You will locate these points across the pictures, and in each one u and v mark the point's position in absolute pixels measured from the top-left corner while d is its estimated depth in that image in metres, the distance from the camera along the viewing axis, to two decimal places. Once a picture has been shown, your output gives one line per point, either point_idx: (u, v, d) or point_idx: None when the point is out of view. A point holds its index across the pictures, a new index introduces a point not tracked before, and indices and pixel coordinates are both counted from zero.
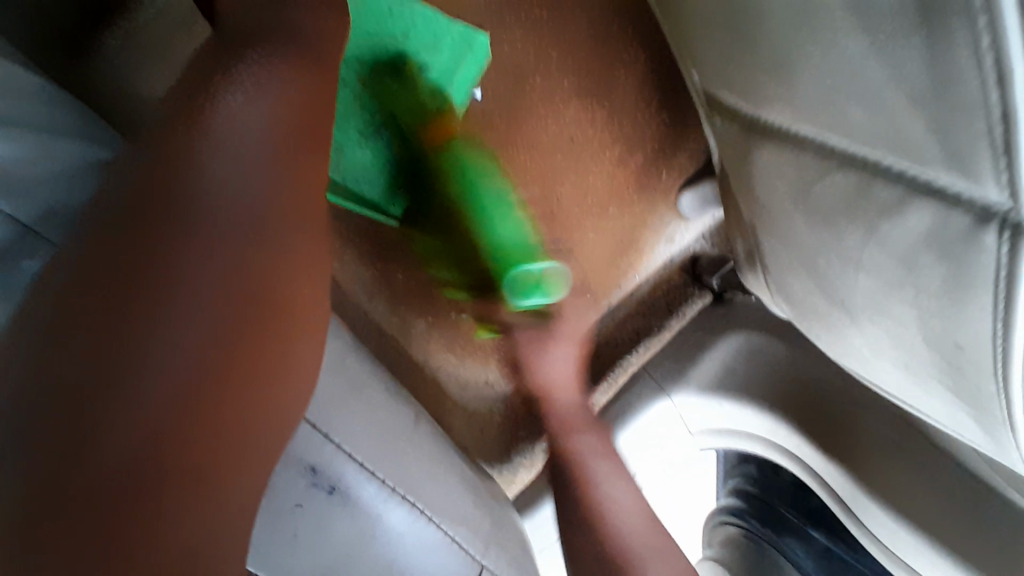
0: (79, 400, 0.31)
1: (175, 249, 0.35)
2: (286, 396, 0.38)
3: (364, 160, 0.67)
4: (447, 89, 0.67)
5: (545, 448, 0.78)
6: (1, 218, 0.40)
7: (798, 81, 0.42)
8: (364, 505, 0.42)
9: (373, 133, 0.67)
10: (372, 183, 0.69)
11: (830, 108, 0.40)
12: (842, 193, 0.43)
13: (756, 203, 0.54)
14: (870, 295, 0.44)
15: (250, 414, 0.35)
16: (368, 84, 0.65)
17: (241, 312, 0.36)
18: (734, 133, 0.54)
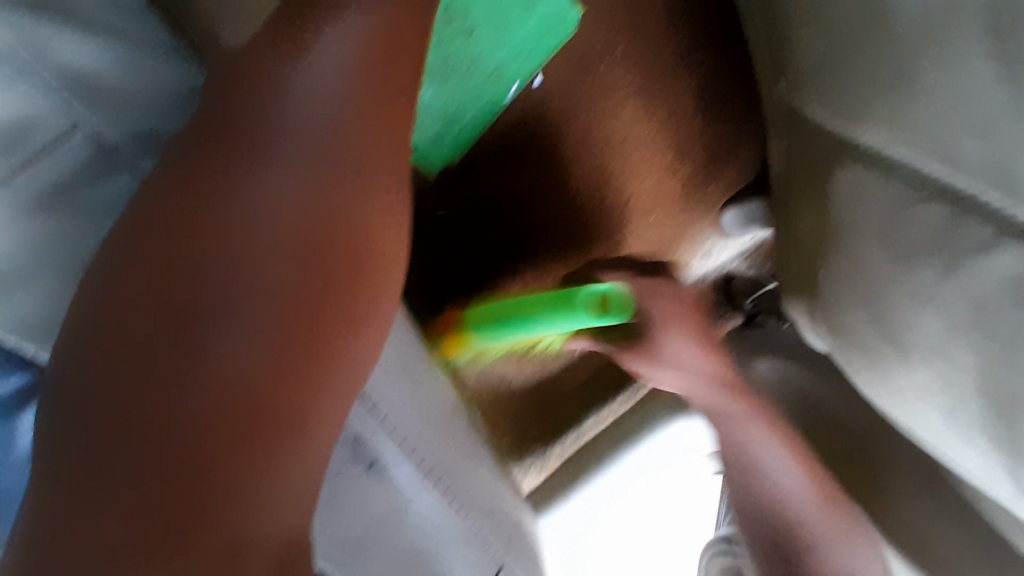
0: (171, 321, 0.32)
1: (267, 188, 0.35)
2: (354, 355, 0.37)
3: (424, 103, 0.59)
4: (526, 54, 0.62)
5: (558, 451, 0.79)
6: (86, 132, 0.39)
7: (911, 100, 0.43)
8: (399, 484, 0.42)
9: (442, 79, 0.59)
10: (425, 129, 0.62)
11: (940, 137, 0.42)
12: (934, 226, 0.42)
13: (818, 223, 0.53)
14: (930, 336, 0.43)
15: (321, 360, 0.35)
16: (455, 26, 0.57)
17: (326, 264, 0.36)
18: (817, 150, 0.53)
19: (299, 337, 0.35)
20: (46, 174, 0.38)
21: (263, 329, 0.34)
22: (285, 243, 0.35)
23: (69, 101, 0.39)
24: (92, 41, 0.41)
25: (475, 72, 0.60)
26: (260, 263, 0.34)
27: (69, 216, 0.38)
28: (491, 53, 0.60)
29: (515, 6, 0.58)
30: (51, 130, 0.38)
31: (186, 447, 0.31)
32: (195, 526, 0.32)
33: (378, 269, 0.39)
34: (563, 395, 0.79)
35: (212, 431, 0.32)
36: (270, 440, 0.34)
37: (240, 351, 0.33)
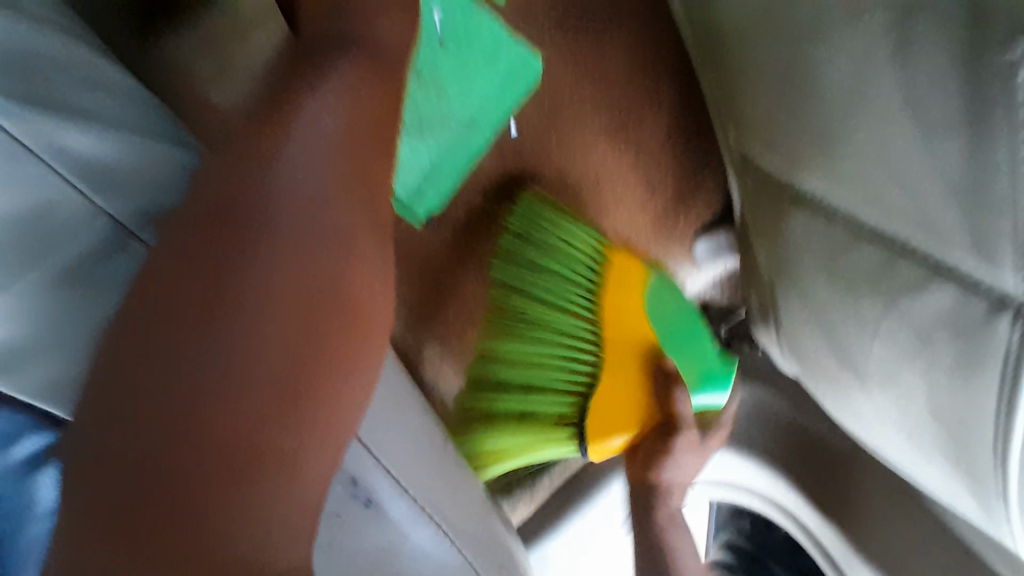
0: (172, 400, 0.34)
1: (257, 261, 0.38)
2: (346, 404, 0.40)
3: (405, 156, 0.69)
4: (495, 103, 0.72)
5: (547, 481, 0.79)
6: (107, 217, 0.43)
7: (841, 156, 0.47)
8: (394, 521, 0.44)
9: (418, 132, 0.69)
10: (407, 183, 0.70)
11: (872, 188, 0.45)
12: (871, 265, 0.46)
13: (776, 260, 0.57)
14: (882, 364, 0.47)
15: (308, 414, 0.37)
16: (423, 88, 0.69)
17: (315, 319, 0.39)
18: (768, 195, 0.57)
19: (294, 384, 0.37)
20: (73, 260, 0.42)
21: (263, 379, 0.36)
22: (277, 298, 0.38)
23: (86, 193, 0.43)
24: (94, 135, 0.44)
25: (448, 125, 0.71)
26: (259, 317, 0.37)
27: (91, 290, 0.42)
28: (458, 108, 0.71)
29: (479, 64, 0.70)
30: (76, 215, 0.43)
31: (204, 485, 0.34)
32: (220, 547, 0.34)
33: (361, 326, 0.41)
34: None
35: (225, 469, 0.34)
36: (275, 477, 0.36)
37: (245, 397, 0.35)
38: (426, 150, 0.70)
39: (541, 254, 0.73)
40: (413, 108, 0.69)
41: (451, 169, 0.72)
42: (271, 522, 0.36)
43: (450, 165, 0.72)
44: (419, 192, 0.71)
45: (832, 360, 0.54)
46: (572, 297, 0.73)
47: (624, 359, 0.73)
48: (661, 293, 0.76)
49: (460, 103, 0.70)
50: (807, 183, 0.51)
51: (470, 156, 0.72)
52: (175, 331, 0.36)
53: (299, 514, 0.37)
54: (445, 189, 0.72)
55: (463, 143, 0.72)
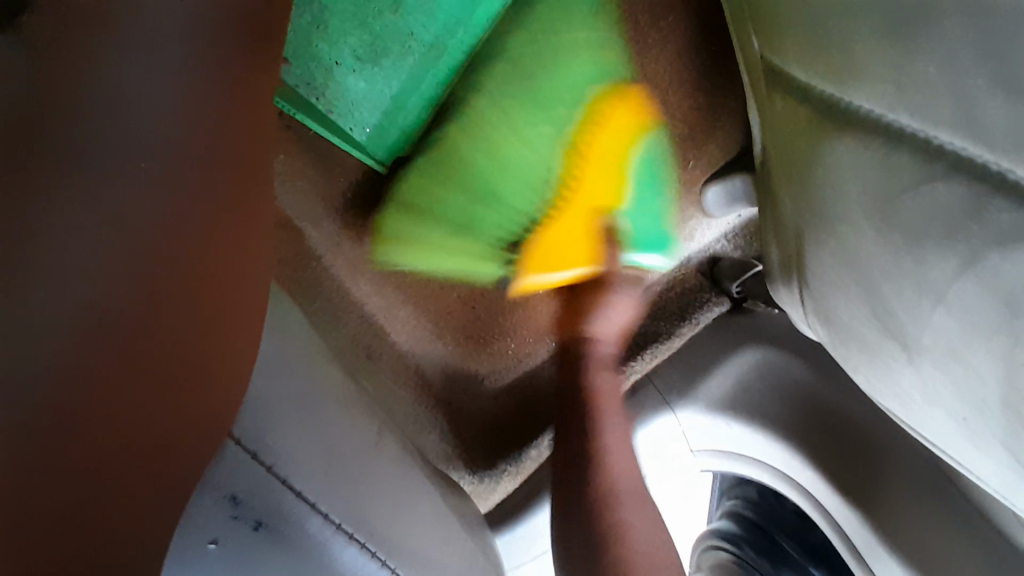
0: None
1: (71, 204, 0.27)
2: (229, 372, 0.31)
3: (358, 90, 0.56)
4: (467, 20, 0.56)
5: (533, 453, 0.67)
6: None
7: (921, 57, 0.35)
8: (309, 544, 0.33)
9: (371, 60, 0.55)
10: (363, 119, 0.57)
11: (963, 98, 0.34)
12: (940, 207, 0.35)
13: (802, 203, 0.46)
14: (944, 341, 0.36)
15: (167, 394, 0.28)
16: (378, 3, 0.55)
17: (185, 262, 0.30)
18: (796, 124, 0.45)
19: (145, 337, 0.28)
20: None
21: (79, 332, 0.26)
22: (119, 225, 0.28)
23: None
24: None
25: (409, 49, 0.56)
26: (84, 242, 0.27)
27: None
28: (418, 28, 0.56)
29: None
30: None
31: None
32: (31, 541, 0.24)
33: (228, 291, 0.32)
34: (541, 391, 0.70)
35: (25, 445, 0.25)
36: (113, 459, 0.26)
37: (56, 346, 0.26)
38: (384, 80, 0.56)
39: (480, 152, 0.57)
40: (359, 20, 0.55)
41: (417, 103, 0.57)
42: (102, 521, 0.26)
43: (411, 98, 0.57)
44: (379, 129, 0.57)
45: (875, 331, 0.42)
46: (560, 120, 0.57)
47: (576, 223, 0.59)
48: (647, 159, 0.60)
49: (421, 19, 0.56)
50: (852, 99, 0.39)
51: (438, 89, 0.58)
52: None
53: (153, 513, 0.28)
54: (413, 125, 0.58)
55: (427, 72, 0.57)
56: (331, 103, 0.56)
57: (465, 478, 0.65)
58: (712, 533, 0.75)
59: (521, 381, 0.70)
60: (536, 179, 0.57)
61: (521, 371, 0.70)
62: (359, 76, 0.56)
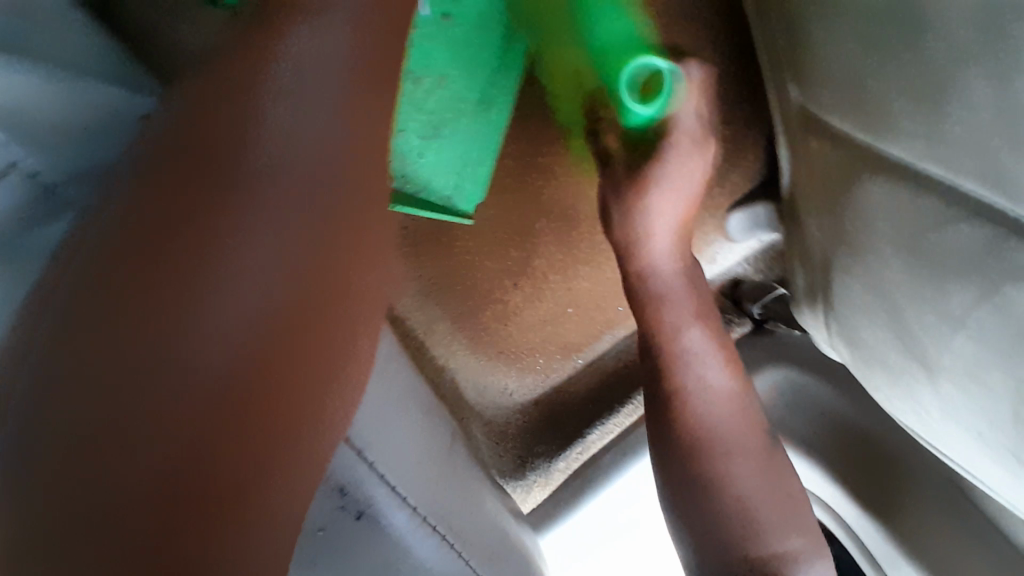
0: (105, 392, 0.27)
1: (244, 224, 0.32)
2: (342, 391, 0.34)
3: (430, 167, 0.63)
4: (506, 70, 0.66)
5: (562, 466, 0.75)
6: (23, 173, 0.36)
7: (951, 116, 0.39)
8: (395, 533, 0.36)
9: (434, 136, 0.63)
10: (439, 187, 0.65)
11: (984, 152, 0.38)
12: (961, 245, 0.39)
13: (833, 236, 0.50)
14: (962, 361, 0.40)
15: (293, 414, 0.31)
16: (423, 85, 0.62)
17: (316, 293, 0.33)
18: (833, 164, 0.50)
19: (286, 360, 0.31)
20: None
21: (242, 358, 0.29)
22: (264, 262, 0.32)
23: (6, 143, 0.36)
24: (16, 66, 0.38)
25: (462, 113, 0.64)
26: (238, 278, 0.31)
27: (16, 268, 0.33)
28: (468, 93, 0.64)
29: (471, 29, 0.62)
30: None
31: (169, 491, 0.27)
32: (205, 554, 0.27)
33: (344, 313, 0.35)
34: (566, 405, 0.77)
35: (198, 461, 0.27)
36: (265, 467, 0.30)
37: (223, 370, 0.29)
38: (450, 148, 0.64)
39: None
40: (416, 108, 0.62)
41: (481, 152, 0.67)
42: (266, 529, 0.30)
43: (475, 154, 0.66)
44: (455, 188, 0.66)
45: (898, 353, 0.46)
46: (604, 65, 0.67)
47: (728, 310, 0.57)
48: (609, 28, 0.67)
49: (464, 82, 0.64)
50: (884, 147, 0.44)
51: (494, 134, 0.68)
52: (139, 322, 0.28)
53: (286, 517, 0.31)
54: (484, 172, 0.68)
55: (483, 124, 0.66)
56: (405, 183, 0.62)
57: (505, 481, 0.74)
58: None
59: (549, 395, 0.76)
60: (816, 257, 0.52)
61: (550, 386, 0.76)
62: (426, 151, 0.62)
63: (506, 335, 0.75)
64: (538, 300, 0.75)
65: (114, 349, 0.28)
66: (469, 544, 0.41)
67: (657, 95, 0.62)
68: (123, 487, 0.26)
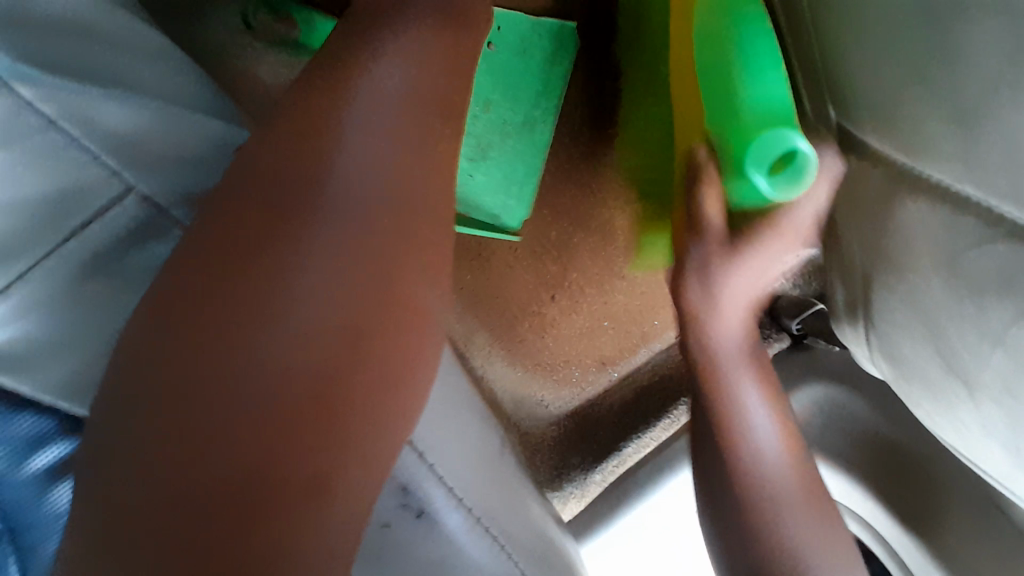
0: (201, 396, 0.30)
1: (318, 248, 0.35)
2: (402, 400, 0.36)
3: (478, 184, 0.71)
4: (547, 93, 0.72)
5: (598, 477, 0.76)
6: (138, 195, 0.38)
7: (987, 139, 0.40)
8: (449, 533, 0.38)
9: (482, 156, 0.71)
10: (488, 203, 0.71)
11: (1018, 177, 0.39)
12: (998, 265, 0.40)
13: (874, 254, 0.51)
14: (999, 377, 0.41)
15: (364, 421, 0.34)
16: (474, 112, 0.71)
17: (370, 307, 0.35)
18: (874, 184, 0.50)
19: (343, 368, 0.33)
20: (102, 235, 0.37)
21: (303, 364, 0.32)
22: (325, 278, 0.34)
23: (100, 157, 0.38)
24: (125, 104, 0.40)
25: (506, 133, 0.71)
26: (298, 289, 0.34)
27: (107, 281, 0.37)
28: (512, 115, 0.71)
29: (517, 65, 0.71)
30: (101, 197, 0.37)
31: (241, 476, 0.30)
32: (270, 536, 0.30)
33: (408, 324, 0.37)
34: (603, 416, 0.78)
35: (266, 450, 0.31)
36: (323, 466, 0.32)
37: (286, 373, 0.32)
38: (496, 168, 0.71)
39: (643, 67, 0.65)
40: (467, 131, 0.70)
41: (527, 171, 0.72)
42: (326, 524, 0.32)
43: (521, 173, 0.71)
44: (502, 207, 0.72)
45: (937, 368, 0.47)
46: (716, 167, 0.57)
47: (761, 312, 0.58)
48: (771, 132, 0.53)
49: (509, 108, 0.72)
50: (926, 170, 0.45)
51: (537, 154, 0.72)
52: (215, 331, 0.32)
53: (347, 513, 0.33)
54: (527, 188, 0.72)
55: (528, 142, 0.72)
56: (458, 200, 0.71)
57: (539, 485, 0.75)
58: None
59: (587, 407, 0.78)
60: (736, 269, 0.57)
61: (587, 398, 0.78)
62: (476, 171, 0.71)
63: (546, 346, 0.77)
64: (578, 313, 0.77)
65: (185, 358, 0.31)
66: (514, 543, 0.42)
67: (785, 172, 0.54)
68: (201, 476, 0.29)
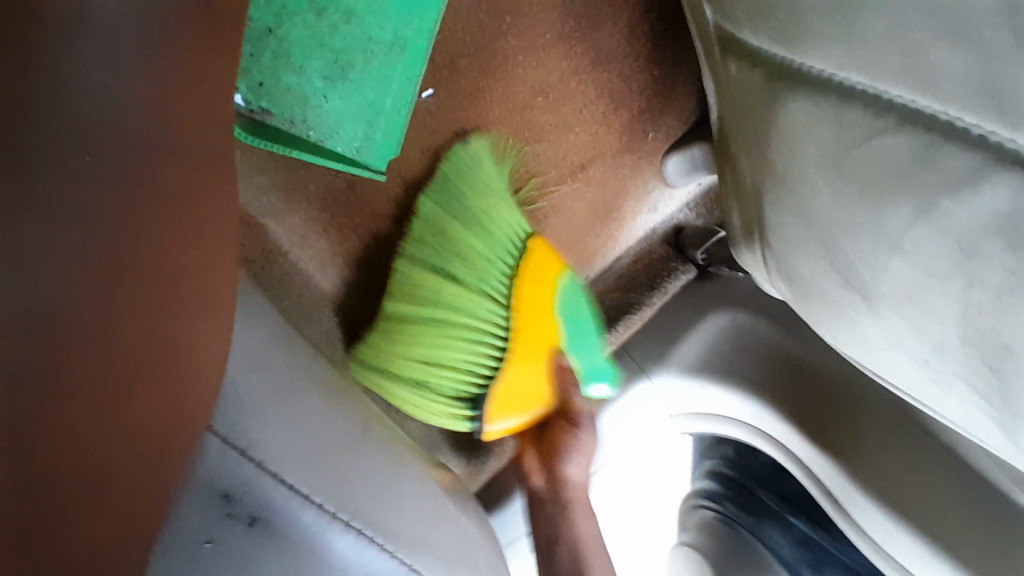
0: None
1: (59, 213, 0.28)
2: (198, 360, 0.31)
3: (334, 111, 0.59)
4: (422, 6, 0.59)
5: (515, 440, 0.68)
6: None
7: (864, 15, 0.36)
8: (302, 534, 0.34)
9: (340, 77, 0.59)
10: (346, 135, 0.60)
11: (902, 53, 0.35)
12: (888, 161, 0.37)
13: (764, 166, 0.47)
14: (900, 285, 0.39)
15: (128, 438, 0.28)
16: (327, 19, 0.57)
17: (145, 263, 0.30)
18: (750, 89, 0.47)
19: (111, 338, 0.28)
20: None
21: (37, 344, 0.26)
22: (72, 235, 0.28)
23: None
24: None
25: (370, 52, 0.59)
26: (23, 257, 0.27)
27: None
28: (377, 29, 0.58)
29: None
30: None
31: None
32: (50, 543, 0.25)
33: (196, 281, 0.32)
34: None
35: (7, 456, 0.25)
36: (111, 451, 0.28)
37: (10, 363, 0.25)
38: (357, 92, 0.59)
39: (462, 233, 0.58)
40: (318, 43, 0.57)
41: (394, 104, 0.60)
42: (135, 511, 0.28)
43: (388, 104, 0.60)
44: (364, 141, 0.60)
45: (835, 283, 0.44)
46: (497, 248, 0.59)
47: (529, 375, 0.58)
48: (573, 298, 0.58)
49: (374, 19, 0.58)
50: (801, 61, 0.42)
51: (409, 82, 0.60)
52: None
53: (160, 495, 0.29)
54: (397, 123, 0.61)
55: (397, 68, 0.60)
56: (311, 129, 0.59)
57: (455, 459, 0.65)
58: (696, 494, 0.76)
59: None
60: (459, 325, 0.58)
61: None
62: (333, 99, 0.59)
63: None
64: None
65: None
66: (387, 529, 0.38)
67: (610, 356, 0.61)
68: None
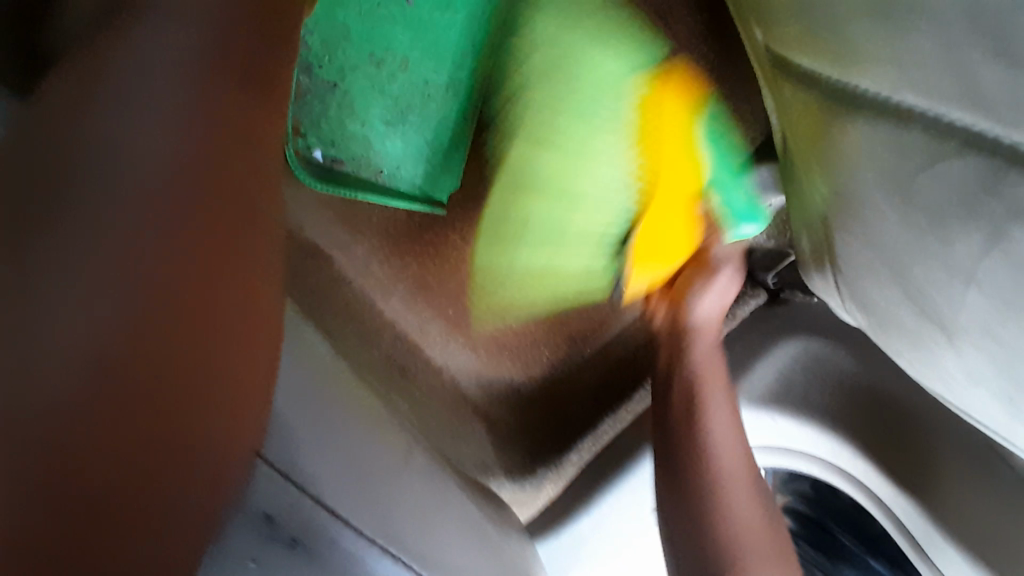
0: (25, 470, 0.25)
1: (40, 261, 0.28)
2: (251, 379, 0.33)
3: (397, 151, 0.60)
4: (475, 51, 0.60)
5: (574, 457, 0.66)
6: None
7: (916, 36, 0.36)
8: (343, 554, 0.36)
9: (400, 119, 0.60)
10: (409, 173, 0.61)
11: (953, 73, 0.35)
12: (957, 185, 0.35)
13: (822, 191, 0.44)
14: (979, 318, 0.35)
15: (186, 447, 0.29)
16: (386, 67, 0.58)
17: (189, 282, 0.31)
18: (807, 107, 0.45)
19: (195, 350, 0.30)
20: None
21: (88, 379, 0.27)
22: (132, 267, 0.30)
23: None
24: None
25: (429, 97, 0.60)
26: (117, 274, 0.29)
27: None
28: (432, 73, 0.59)
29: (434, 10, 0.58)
30: None
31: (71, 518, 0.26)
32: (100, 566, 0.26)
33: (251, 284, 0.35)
34: (578, 395, 0.68)
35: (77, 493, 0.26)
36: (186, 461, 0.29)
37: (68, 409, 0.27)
38: (417, 133, 0.60)
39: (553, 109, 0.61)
40: (378, 90, 0.58)
41: (453, 139, 0.61)
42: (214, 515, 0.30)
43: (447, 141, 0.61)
44: (427, 179, 0.62)
45: (908, 314, 0.40)
46: (610, 119, 0.62)
47: (677, 205, 0.64)
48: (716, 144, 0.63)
49: (429, 63, 0.59)
50: (853, 82, 0.40)
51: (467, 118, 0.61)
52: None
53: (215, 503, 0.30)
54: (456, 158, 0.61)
55: (453, 106, 0.60)
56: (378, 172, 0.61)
57: (505, 485, 0.64)
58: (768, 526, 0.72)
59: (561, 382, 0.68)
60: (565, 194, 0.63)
61: (562, 373, 0.68)
62: (396, 141, 0.60)
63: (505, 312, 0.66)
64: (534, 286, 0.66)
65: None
66: (418, 549, 0.40)
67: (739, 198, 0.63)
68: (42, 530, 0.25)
